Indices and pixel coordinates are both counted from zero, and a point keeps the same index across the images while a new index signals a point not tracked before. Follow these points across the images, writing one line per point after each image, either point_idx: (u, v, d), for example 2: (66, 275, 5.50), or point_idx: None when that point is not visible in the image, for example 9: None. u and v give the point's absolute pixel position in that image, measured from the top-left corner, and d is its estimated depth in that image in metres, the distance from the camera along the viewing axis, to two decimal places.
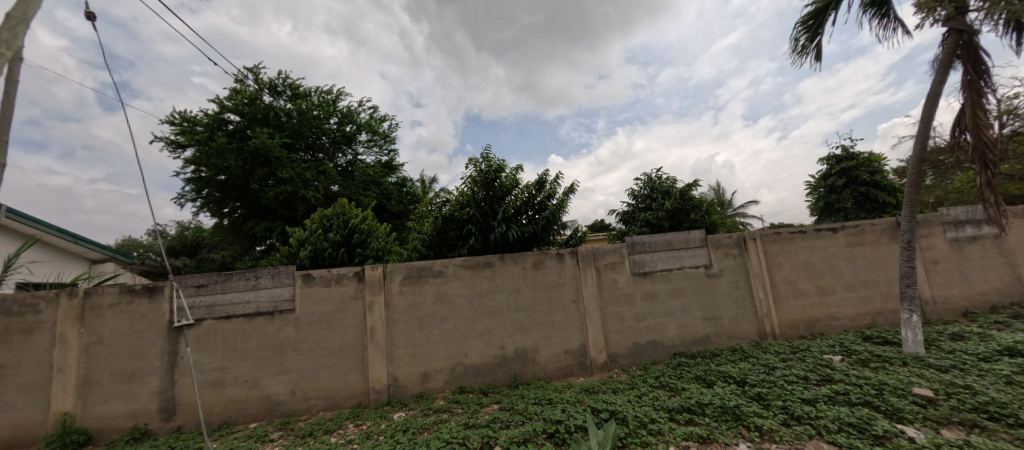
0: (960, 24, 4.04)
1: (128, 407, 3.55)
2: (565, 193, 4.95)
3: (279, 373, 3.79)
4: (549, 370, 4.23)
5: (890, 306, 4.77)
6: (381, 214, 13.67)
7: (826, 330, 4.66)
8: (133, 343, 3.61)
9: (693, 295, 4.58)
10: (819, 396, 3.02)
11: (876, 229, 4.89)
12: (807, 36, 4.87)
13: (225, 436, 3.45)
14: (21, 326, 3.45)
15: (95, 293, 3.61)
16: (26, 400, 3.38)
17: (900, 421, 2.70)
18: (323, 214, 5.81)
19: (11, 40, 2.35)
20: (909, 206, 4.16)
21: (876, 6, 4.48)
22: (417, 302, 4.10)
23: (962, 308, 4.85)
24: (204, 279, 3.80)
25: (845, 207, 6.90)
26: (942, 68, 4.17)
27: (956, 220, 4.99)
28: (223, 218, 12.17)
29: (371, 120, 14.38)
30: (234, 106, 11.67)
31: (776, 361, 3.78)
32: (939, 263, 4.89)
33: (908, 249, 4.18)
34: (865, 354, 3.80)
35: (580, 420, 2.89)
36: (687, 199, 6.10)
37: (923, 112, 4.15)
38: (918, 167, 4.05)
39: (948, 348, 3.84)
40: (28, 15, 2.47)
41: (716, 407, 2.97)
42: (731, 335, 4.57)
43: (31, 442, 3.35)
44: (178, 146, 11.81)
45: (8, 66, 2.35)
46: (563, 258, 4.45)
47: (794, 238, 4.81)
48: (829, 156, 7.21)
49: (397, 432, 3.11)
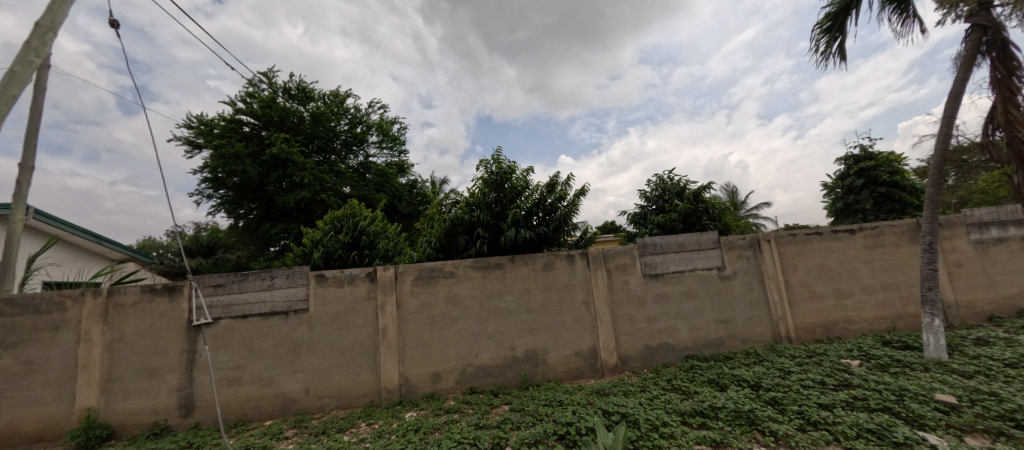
0: (985, 19, 3.92)
1: (149, 403, 3.65)
2: (576, 195, 4.94)
3: (293, 371, 3.86)
4: (559, 372, 4.22)
5: (912, 310, 4.62)
6: (393, 215, 13.83)
7: (844, 334, 4.56)
8: (154, 340, 3.72)
9: (706, 297, 4.53)
10: (836, 401, 2.95)
11: (895, 231, 4.77)
12: (827, 37, 4.78)
13: (241, 432, 3.52)
14: (49, 323, 3.58)
15: (118, 292, 3.73)
16: (52, 395, 3.51)
17: (922, 427, 2.63)
18: (335, 215, 5.90)
19: (39, 48, 2.54)
20: (930, 207, 4.04)
21: (896, 3, 4.38)
22: (428, 303, 4.13)
23: (986, 313, 4.70)
24: (221, 279, 3.90)
25: (863, 208, 6.75)
26: (965, 65, 4.03)
27: (981, 222, 4.83)
28: (238, 219, 12.37)
29: (382, 122, 14.54)
30: (247, 108, 11.91)
31: (792, 365, 3.71)
32: (963, 266, 4.75)
33: (929, 251, 4.06)
34: (884, 359, 3.71)
35: (591, 422, 2.88)
36: (699, 200, 6.04)
37: (945, 111, 4.03)
38: (940, 167, 3.93)
39: (973, 353, 3.71)
40: (56, 23, 2.64)
41: (730, 411, 2.93)
42: (745, 338, 4.50)
43: (58, 435, 3.48)
44: (195, 146, 12.13)
45: (35, 73, 2.57)
46: (573, 259, 4.44)
47: (810, 240, 4.72)
48: (847, 156, 7.05)
49: (409, 431, 3.14)
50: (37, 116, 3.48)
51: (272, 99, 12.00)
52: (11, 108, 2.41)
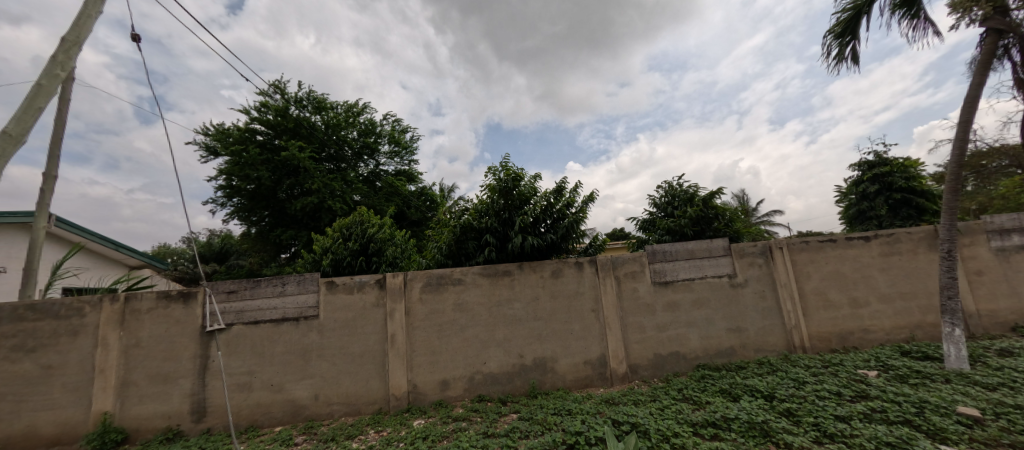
0: (1000, 24, 3.85)
1: (162, 408, 3.70)
2: (584, 201, 4.93)
3: (303, 378, 3.89)
4: (568, 380, 4.19)
5: (931, 319, 4.50)
6: (401, 222, 13.94)
7: (860, 343, 4.45)
8: (169, 345, 3.78)
9: (717, 306, 4.47)
10: (854, 413, 2.87)
11: (912, 238, 4.66)
12: (838, 43, 4.76)
13: (251, 438, 3.55)
14: (68, 328, 3.67)
15: (134, 299, 3.81)
16: (70, 399, 3.58)
17: (944, 441, 2.54)
18: (344, 222, 5.99)
19: (64, 62, 2.65)
20: (948, 213, 3.95)
21: (905, 8, 4.33)
22: (436, 310, 4.15)
23: (1010, 322, 4.55)
24: (234, 285, 3.97)
25: (878, 215, 6.63)
26: (980, 69, 3.96)
27: (1002, 228, 4.70)
28: (250, 226, 12.59)
29: (394, 132, 14.76)
30: (262, 117, 12.17)
31: (807, 375, 3.63)
32: (984, 274, 4.62)
33: (948, 259, 3.94)
34: (903, 370, 3.61)
35: (600, 432, 2.84)
36: (708, 207, 5.99)
37: (961, 116, 3.97)
38: (957, 173, 3.85)
39: (996, 364, 3.60)
40: (80, 38, 2.76)
41: (743, 423, 2.88)
42: (758, 347, 4.42)
43: (74, 439, 3.54)
44: (210, 153, 12.41)
45: (61, 85, 2.67)
46: (581, 266, 4.43)
47: (824, 247, 4.65)
48: (860, 162, 6.97)
49: (417, 439, 3.14)
50: (61, 127, 3.61)
51: (285, 109, 12.26)
52: (37, 121, 2.52)
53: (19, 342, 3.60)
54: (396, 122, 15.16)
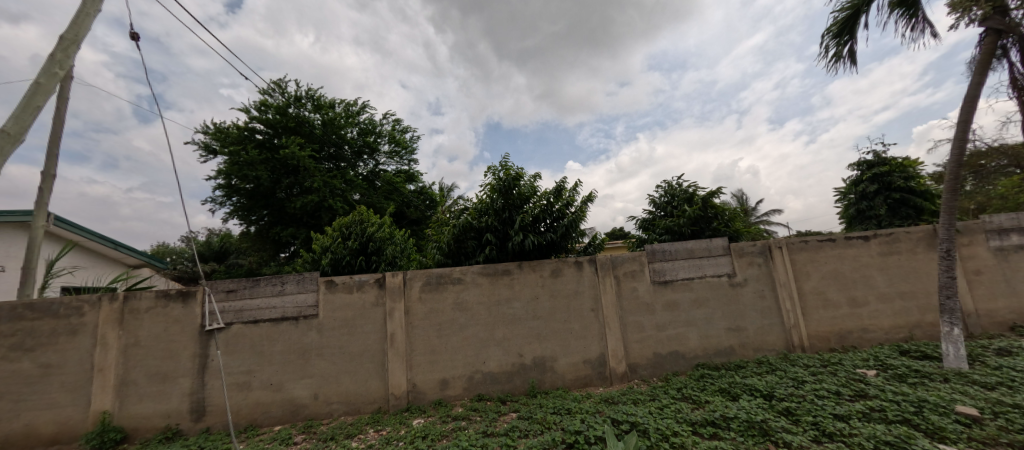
0: (999, 24, 3.85)
1: (162, 407, 3.70)
2: (583, 201, 4.94)
3: (302, 377, 3.89)
4: (567, 380, 4.19)
5: (929, 318, 4.51)
6: (401, 221, 13.94)
7: (859, 343, 4.46)
8: (168, 345, 3.78)
9: (717, 305, 4.47)
10: (853, 412, 2.88)
11: (911, 237, 4.66)
12: (837, 42, 4.75)
13: (251, 437, 3.55)
14: (67, 328, 3.66)
15: (133, 298, 3.80)
16: (69, 398, 3.58)
17: (942, 440, 2.55)
18: (344, 221, 5.98)
19: (63, 60, 2.64)
20: (947, 213, 3.95)
21: (905, 7, 4.33)
22: (436, 309, 4.15)
23: (1008, 322, 4.56)
24: (233, 285, 3.96)
25: (877, 214, 6.63)
26: (980, 69, 3.96)
27: (1000, 228, 4.71)
28: (250, 225, 12.58)
29: (394, 131, 14.76)
30: (261, 116, 12.15)
31: (806, 375, 3.63)
32: (983, 274, 4.63)
33: (946, 259, 3.95)
34: (902, 369, 3.61)
35: (599, 431, 2.85)
36: (708, 206, 6.00)
37: (960, 116, 3.97)
38: (956, 173, 3.86)
39: (995, 364, 3.60)
40: (79, 37, 2.75)
41: (742, 422, 2.88)
42: (757, 346, 4.42)
43: (72, 438, 3.53)
44: (209, 152, 12.39)
45: (59, 84, 2.66)
46: (581, 266, 4.43)
47: (823, 247, 4.65)
48: (859, 162, 6.97)
49: (416, 438, 3.14)
50: (60, 125, 3.60)
51: (284, 108, 12.26)
52: (35, 119, 2.51)
53: (18, 341, 3.59)
54: (395, 121, 15.15)
